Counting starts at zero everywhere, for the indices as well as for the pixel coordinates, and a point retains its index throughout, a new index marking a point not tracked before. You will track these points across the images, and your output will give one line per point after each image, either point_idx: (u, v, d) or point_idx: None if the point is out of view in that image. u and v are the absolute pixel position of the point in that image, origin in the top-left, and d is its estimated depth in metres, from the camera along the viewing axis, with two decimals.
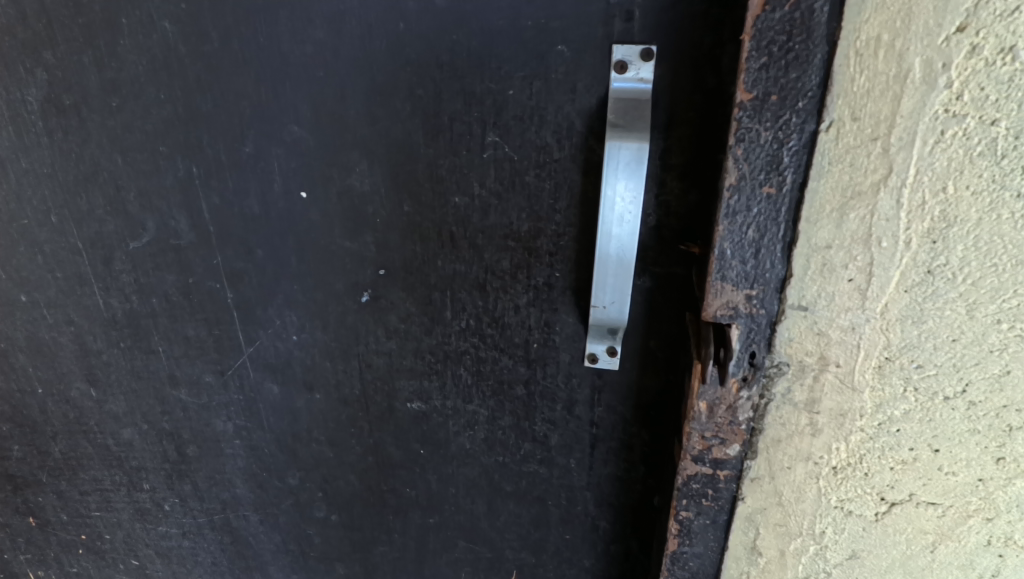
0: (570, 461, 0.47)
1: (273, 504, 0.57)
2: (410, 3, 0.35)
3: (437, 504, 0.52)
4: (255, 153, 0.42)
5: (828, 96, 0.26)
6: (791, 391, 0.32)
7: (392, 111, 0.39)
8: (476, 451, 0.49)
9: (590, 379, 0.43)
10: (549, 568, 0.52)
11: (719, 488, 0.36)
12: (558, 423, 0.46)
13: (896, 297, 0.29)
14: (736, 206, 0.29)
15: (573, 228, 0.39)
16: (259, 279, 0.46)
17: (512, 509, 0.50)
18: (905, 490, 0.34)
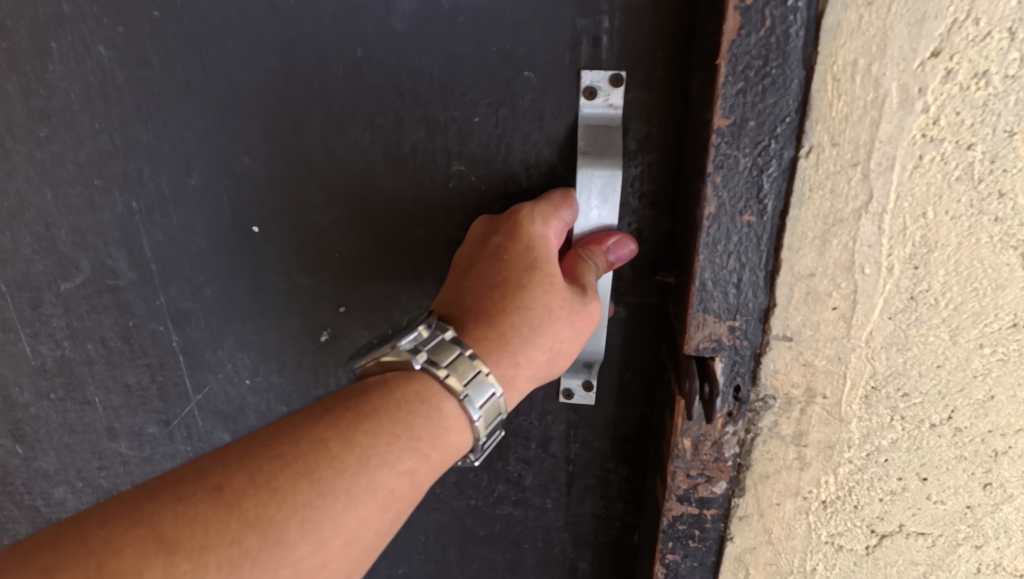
0: (546, 501, 0.44)
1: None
2: (370, 30, 0.34)
3: (406, 553, 0.49)
4: (201, 187, 0.39)
5: (807, 121, 0.25)
6: (778, 424, 0.31)
7: (350, 141, 0.36)
8: (446, 494, 0.46)
9: (565, 415, 0.41)
10: None
11: (706, 528, 0.34)
12: (533, 462, 0.43)
13: (880, 325, 0.28)
14: (715, 236, 0.28)
15: None
16: (208, 320, 0.43)
17: (485, 554, 0.47)
18: (895, 521, 0.33)
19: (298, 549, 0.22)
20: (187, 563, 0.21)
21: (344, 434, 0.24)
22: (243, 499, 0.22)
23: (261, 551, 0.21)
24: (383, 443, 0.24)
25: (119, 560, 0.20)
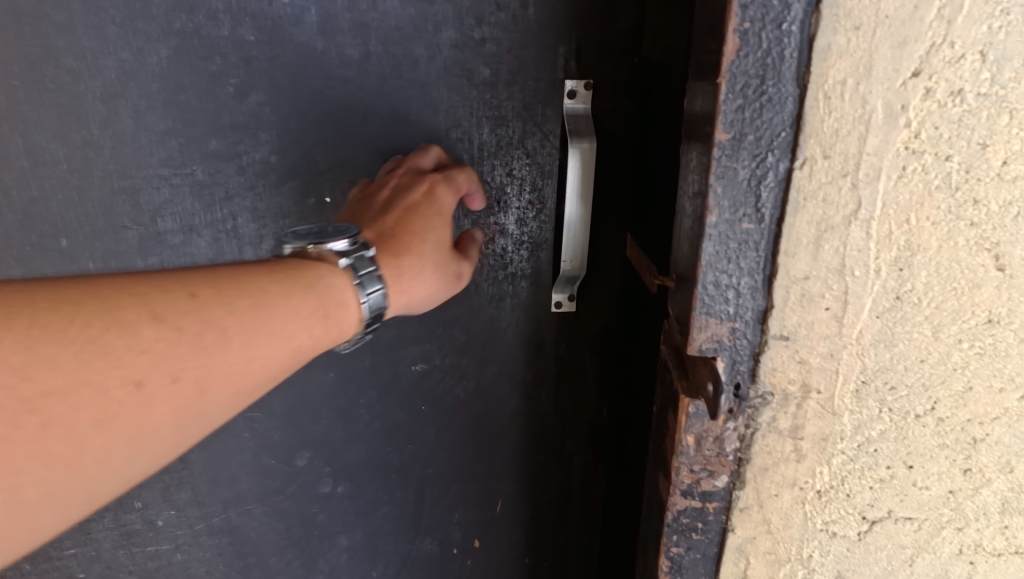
0: (544, 395, 0.51)
1: (271, 521, 0.54)
2: (422, 50, 0.44)
3: (435, 455, 0.52)
4: (280, 163, 0.45)
5: (800, 136, 0.27)
6: (776, 419, 0.33)
7: (409, 126, 0.45)
8: (468, 400, 0.51)
9: (555, 321, 0.50)
10: (527, 518, 0.54)
11: (708, 520, 0.36)
12: (533, 360, 0.50)
13: (869, 323, 0.30)
14: (717, 242, 0.30)
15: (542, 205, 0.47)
16: None
17: (501, 453, 0.52)
18: (884, 507, 0.35)
19: (234, 354, 0.30)
20: (170, 336, 0.29)
21: (281, 290, 0.33)
22: (210, 306, 0.30)
23: (212, 344, 0.30)
24: (300, 305, 0.33)
25: (70, 330, 0.27)
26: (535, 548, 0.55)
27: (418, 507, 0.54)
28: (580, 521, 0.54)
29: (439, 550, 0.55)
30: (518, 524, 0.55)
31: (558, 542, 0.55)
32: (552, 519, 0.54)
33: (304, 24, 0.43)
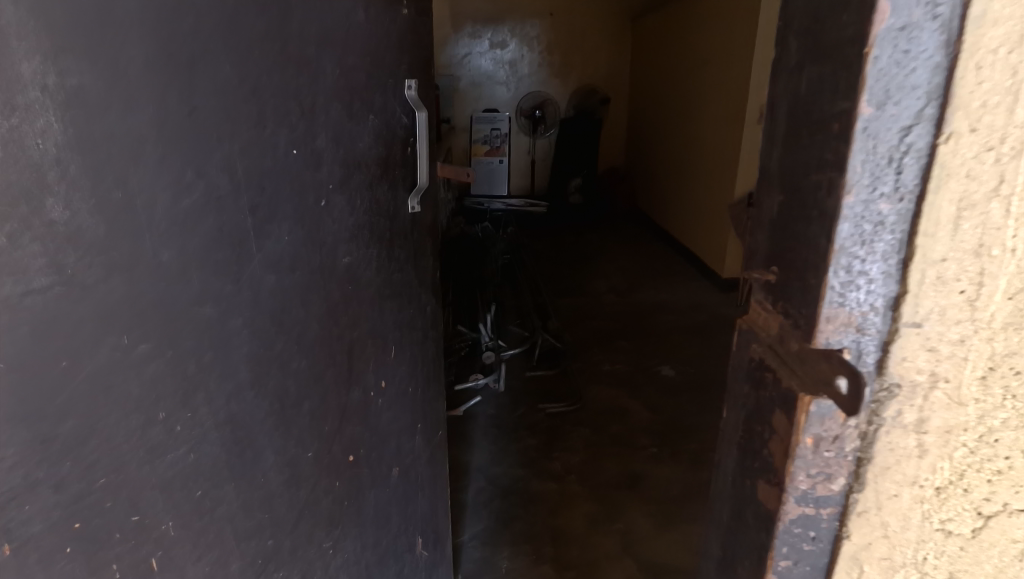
0: (394, 261, 0.92)
1: (260, 406, 0.65)
2: (337, 52, 0.72)
3: (354, 327, 0.81)
4: (274, 109, 0.61)
5: (943, 112, 0.27)
6: (899, 411, 0.31)
7: (332, 91, 0.71)
8: (364, 277, 0.83)
9: (399, 218, 0.91)
10: (393, 340, 0.94)
11: (820, 526, 0.34)
12: (388, 241, 0.89)
13: (1000, 305, 0.29)
14: (856, 218, 0.29)
15: (389, 149, 0.85)
16: (270, 205, 0.63)
17: (381, 308, 0.89)
18: (1000, 500, 0.33)
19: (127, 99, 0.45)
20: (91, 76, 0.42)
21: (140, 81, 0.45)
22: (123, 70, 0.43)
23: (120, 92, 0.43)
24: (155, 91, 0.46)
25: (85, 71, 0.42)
26: (398, 355, 0.97)
27: (351, 373, 0.82)
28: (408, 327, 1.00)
29: (364, 392, 0.86)
30: (392, 346, 0.94)
31: (403, 349, 0.99)
32: (401, 331, 0.97)
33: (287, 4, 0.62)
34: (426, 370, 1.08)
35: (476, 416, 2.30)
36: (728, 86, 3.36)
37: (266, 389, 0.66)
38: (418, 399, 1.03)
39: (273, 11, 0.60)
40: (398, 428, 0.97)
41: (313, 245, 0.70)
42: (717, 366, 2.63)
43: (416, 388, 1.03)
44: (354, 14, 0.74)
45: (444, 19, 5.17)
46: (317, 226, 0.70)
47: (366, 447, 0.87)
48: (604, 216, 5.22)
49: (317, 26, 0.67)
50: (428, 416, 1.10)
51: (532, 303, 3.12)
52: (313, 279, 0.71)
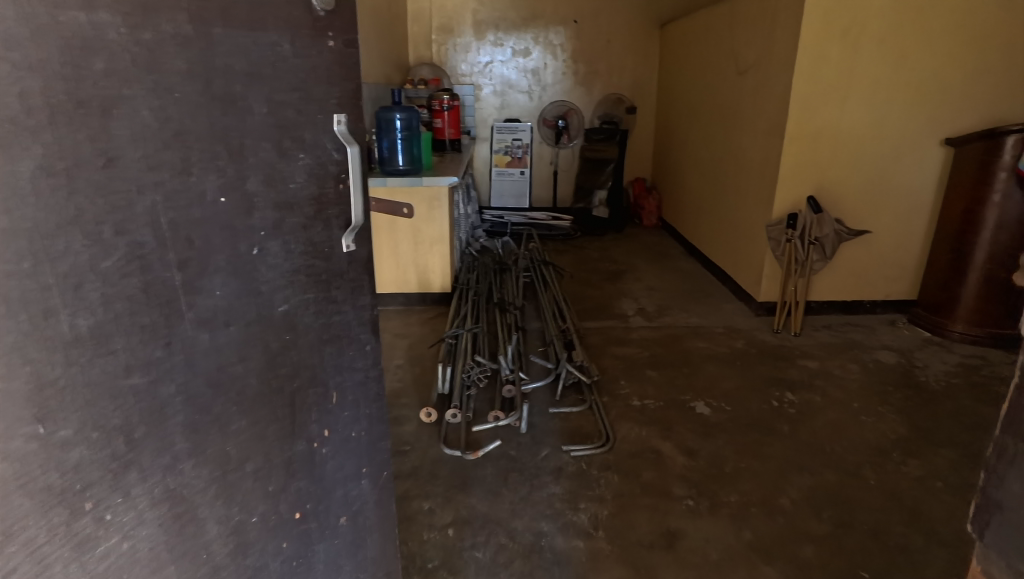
0: (346, 307, 0.91)
1: (196, 466, 0.75)
2: (265, 95, 0.73)
3: (295, 369, 0.86)
4: (200, 174, 0.68)
5: None
6: None
7: (260, 137, 0.74)
8: (308, 319, 0.86)
9: (345, 259, 0.89)
10: (347, 381, 0.95)
11: None
12: (337, 284, 0.89)
13: None
14: None
15: (324, 187, 0.83)
16: (199, 263, 0.70)
17: (327, 348, 0.90)
18: None
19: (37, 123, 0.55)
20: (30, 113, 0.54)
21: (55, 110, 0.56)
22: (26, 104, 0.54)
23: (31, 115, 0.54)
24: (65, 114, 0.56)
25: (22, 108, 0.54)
26: (354, 397, 0.97)
27: (293, 415, 0.87)
28: (372, 365, 0.99)
29: (309, 425, 0.90)
30: (346, 388, 0.95)
31: (361, 394, 0.98)
32: (360, 371, 0.97)
33: (214, 58, 0.67)
34: (377, 408, 1.02)
35: (497, 458, 2.13)
36: (766, 96, 3.16)
37: (206, 455, 0.76)
38: (372, 441, 1.02)
39: (195, 56, 0.66)
40: (344, 476, 0.98)
41: (248, 296, 0.76)
42: (757, 403, 2.43)
43: (368, 429, 1.01)
44: (278, 49, 0.73)
45: (466, 27, 5.03)
46: (251, 278, 0.76)
47: (313, 502, 0.93)
48: (632, 231, 5.02)
49: (244, 60, 0.70)
50: (383, 453, 1.05)
51: (556, 329, 2.93)
52: (251, 331, 0.78)
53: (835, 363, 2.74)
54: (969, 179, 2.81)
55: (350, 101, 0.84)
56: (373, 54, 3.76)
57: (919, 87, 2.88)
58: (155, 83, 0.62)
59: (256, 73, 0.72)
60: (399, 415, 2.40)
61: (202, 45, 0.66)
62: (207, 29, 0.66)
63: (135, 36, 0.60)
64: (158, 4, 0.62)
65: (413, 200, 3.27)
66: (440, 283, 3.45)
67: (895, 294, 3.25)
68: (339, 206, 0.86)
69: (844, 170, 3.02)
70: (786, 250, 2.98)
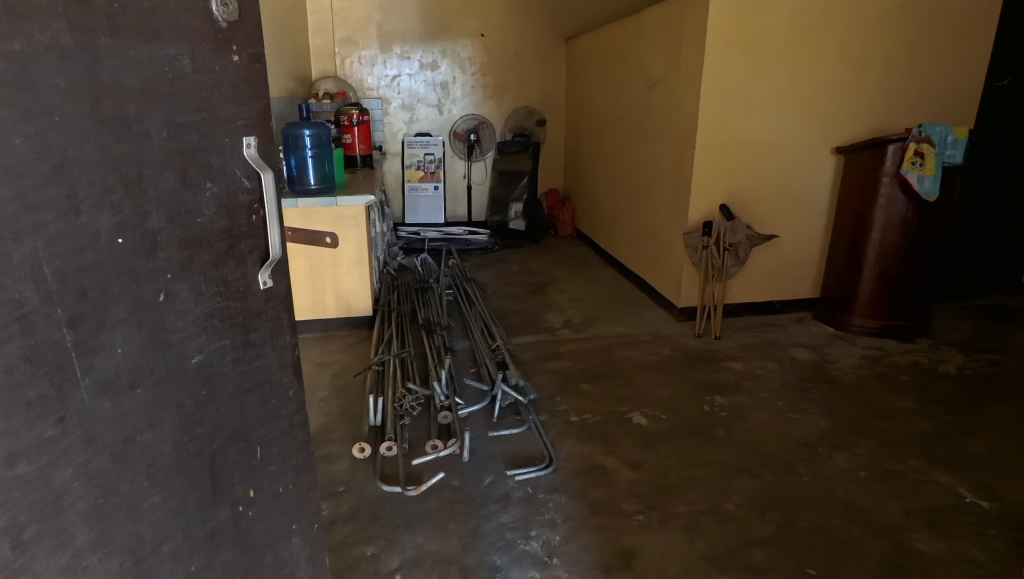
0: (268, 352, 0.89)
1: (99, 538, 0.70)
2: (163, 116, 0.70)
3: (211, 426, 0.82)
4: (91, 219, 0.64)
5: None
6: None
7: (156, 165, 0.70)
8: (227, 365, 0.82)
9: (264, 295, 0.87)
10: (271, 432, 0.92)
11: None
12: (259, 328, 0.87)
13: None
14: None
15: (241, 221, 0.81)
16: (97, 315, 0.65)
17: (249, 398, 0.87)
18: None
19: None
20: None
21: None
22: None
23: None
24: None
25: None
26: (279, 450, 0.94)
27: (212, 477, 0.82)
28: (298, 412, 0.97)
29: (232, 484, 0.86)
30: (271, 439, 0.92)
31: (290, 445, 0.96)
32: (285, 420, 0.94)
33: (97, 74, 0.63)
34: (304, 457, 1.00)
35: (440, 490, 2.01)
36: (675, 109, 3.27)
37: (114, 542, 0.71)
38: (301, 493, 0.99)
39: (78, 74, 0.61)
40: (273, 535, 0.94)
41: (155, 352, 0.72)
42: (691, 408, 2.48)
43: (295, 481, 0.98)
44: (177, 64, 0.71)
45: (371, 38, 4.87)
46: (158, 329, 0.72)
47: (242, 575, 0.89)
48: (549, 242, 5.05)
49: (136, 77, 0.66)
50: (314, 505, 1.03)
51: (487, 348, 2.85)
52: (161, 391, 0.74)
53: (756, 363, 2.87)
54: (859, 185, 3.05)
55: (258, 123, 0.83)
56: (275, 66, 3.53)
57: (811, 100, 3.10)
58: (28, 104, 0.58)
59: (148, 93, 0.68)
60: (329, 453, 2.22)
61: (87, 58, 0.62)
62: (93, 44, 0.62)
63: (1, 49, 0.55)
64: (26, 10, 0.57)
65: (328, 220, 3.09)
66: (359, 307, 3.26)
67: (800, 293, 3.47)
68: (253, 238, 0.83)
69: (751, 179, 3.18)
70: (704, 258, 3.10)
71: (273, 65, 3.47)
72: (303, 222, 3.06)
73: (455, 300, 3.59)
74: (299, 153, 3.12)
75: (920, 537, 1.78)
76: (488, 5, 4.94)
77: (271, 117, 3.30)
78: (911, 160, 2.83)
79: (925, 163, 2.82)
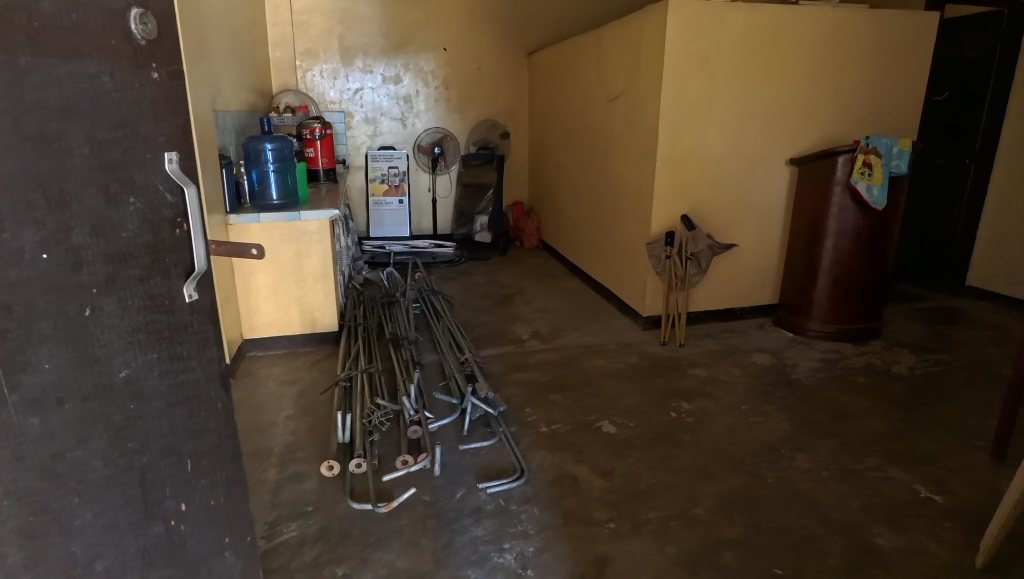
0: (197, 367, 0.89)
1: (34, 529, 0.81)
2: (85, 132, 0.74)
3: (139, 439, 0.85)
4: (19, 241, 0.72)
5: None
6: None
7: (78, 182, 0.74)
8: (155, 378, 0.85)
9: (188, 309, 0.86)
10: (203, 449, 0.92)
11: None
12: (187, 344, 0.87)
13: None
14: None
15: (159, 237, 0.81)
16: (25, 338, 0.75)
17: (179, 413, 0.88)
18: None
19: None
20: None
21: None
22: None
23: None
24: None
25: None
26: (210, 467, 0.94)
27: (143, 491, 0.87)
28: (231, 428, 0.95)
29: (163, 500, 0.89)
30: (203, 456, 0.92)
31: (223, 464, 0.95)
32: (219, 436, 0.94)
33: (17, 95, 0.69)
34: (236, 470, 0.98)
35: (411, 506, 1.99)
36: (636, 122, 3.35)
37: (48, 548, 0.82)
38: (231, 506, 0.98)
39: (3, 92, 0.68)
40: (206, 550, 0.95)
41: (82, 367, 0.79)
42: (658, 415, 2.52)
43: (227, 494, 0.97)
44: (97, 81, 0.74)
45: (333, 51, 4.84)
46: (83, 345, 0.78)
47: None
48: (515, 254, 5.08)
49: (57, 94, 0.71)
50: (249, 516, 1.02)
51: (455, 361, 2.84)
52: (90, 406, 0.81)
53: (720, 369, 2.93)
54: (812, 194, 3.17)
55: (180, 137, 0.82)
56: (235, 79, 3.48)
57: (765, 114, 3.21)
58: None
59: (72, 112, 0.73)
60: (296, 472, 2.17)
61: (7, 75, 0.68)
62: (14, 66, 0.68)
63: None
64: None
65: (292, 235, 3.05)
66: (325, 322, 3.21)
67: (759, 299, 3.58)
68: (177, 252, 0.83)
69: (710, 190, 3.28)
70: (667, 267, 3.16)
71: (233, 78, 3.42)
72: (265, 237, 3.02)
73: (422, 313, 3.58)
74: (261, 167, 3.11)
75: (880, 533, 1.84)
76: (449, 19, 4.98)
77: (232, 131, 3.25)
78: (860, 170, 2.95)
79: (873, 173, 2.94)
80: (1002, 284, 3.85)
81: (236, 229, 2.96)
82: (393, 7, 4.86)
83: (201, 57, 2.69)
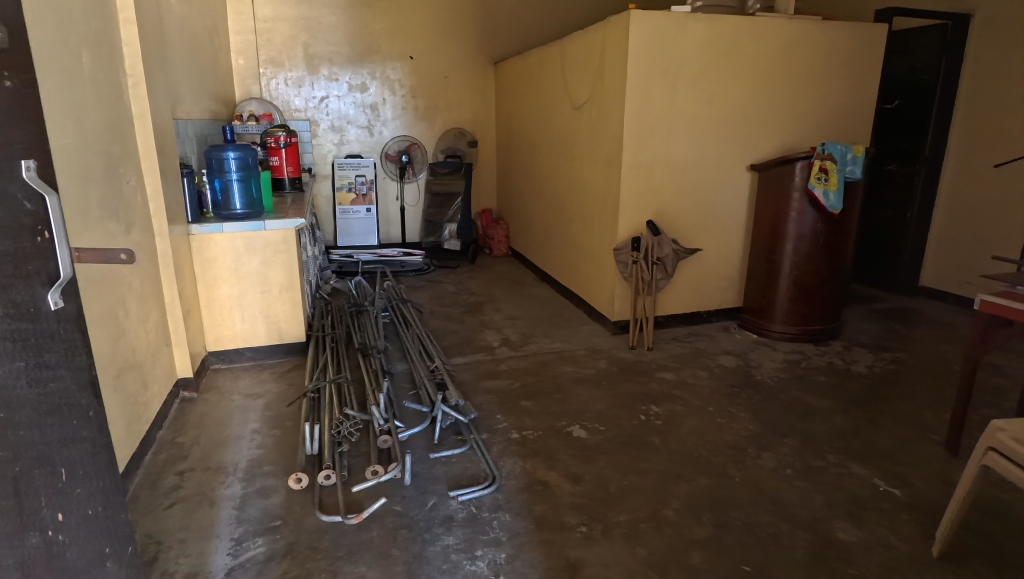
0: (64, 374, 0.86)
1: None
2: None
3: (9, 449, 0.78)
4: None
5: None
6: None
7: None
8: (21, 388, 0.80)
9: (52, 317, 0.83)
10: (75, 457, 0.88)
11: None
12: (53, 351, 0.84)
13: None
14: None
15: (19, 245, 0.78)
16: None
17: (48, 422, 0.83)
18: None
19: None
20: None
21: None
22: None
23: None
24: None
25: None
26: (83, 478, 0.90)
27: (17, 505, 0.78)
28: (99, 435, 0.95)
29: (40, 513, 0.81)
30: (74, 465, 0.88)
31: (96, 474, 0.93)
32: (89, 444, 0.91)
33: None
34: (110, 479, 0.97)
35: (382, 517, 1.97)
36: (601, 130, 3.40)
37: None
38: (105, 517, 0.95)
39: None
40: (86, 560, 0.89)
41: None
42: (627, 419, 2.55)
43: (104, 504, 0.95)
44: None
45: (298, 60, 4.80)
46: None
47: None
48: (484, 261, 5.09)
49: None
50: (126, 528, 1.01)
51: (425, 370, 2.82)
52: None
53: (687, 372, 2.98)
54: (772, 200, 3.27)
55: (35, 145, 0.81)
56: (196, 87, 3.42)
57: (726, 122, 3.30)
58: None
59: None
60: (263, 486, 2.13)
61: None
62: None
63: None
64: None
65: (256, 244, 3.00)
66: (292, 333, 3.17)
67: (724, 303, 3.65)
68: (39, 260, 0.81)
69: (674, 196, 3.34)
70: (634, 272, 3.21)
71: (194, 86, 3.36)
72: (229, 247, 2.96)
73: (391, 322, 3.55)
74: (224, 176, 3.07)
75: (841, 527, 1.89)
76: (415, 28, 4.98)
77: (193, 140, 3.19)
78: (817, 175, 3.05)
79: (829, 178, 3.04)
80: (953, 284, 4.00)
81: (198, 239, 2.90)
82: (358, 15, 4.84)
83: (160, 64, 2.65)
